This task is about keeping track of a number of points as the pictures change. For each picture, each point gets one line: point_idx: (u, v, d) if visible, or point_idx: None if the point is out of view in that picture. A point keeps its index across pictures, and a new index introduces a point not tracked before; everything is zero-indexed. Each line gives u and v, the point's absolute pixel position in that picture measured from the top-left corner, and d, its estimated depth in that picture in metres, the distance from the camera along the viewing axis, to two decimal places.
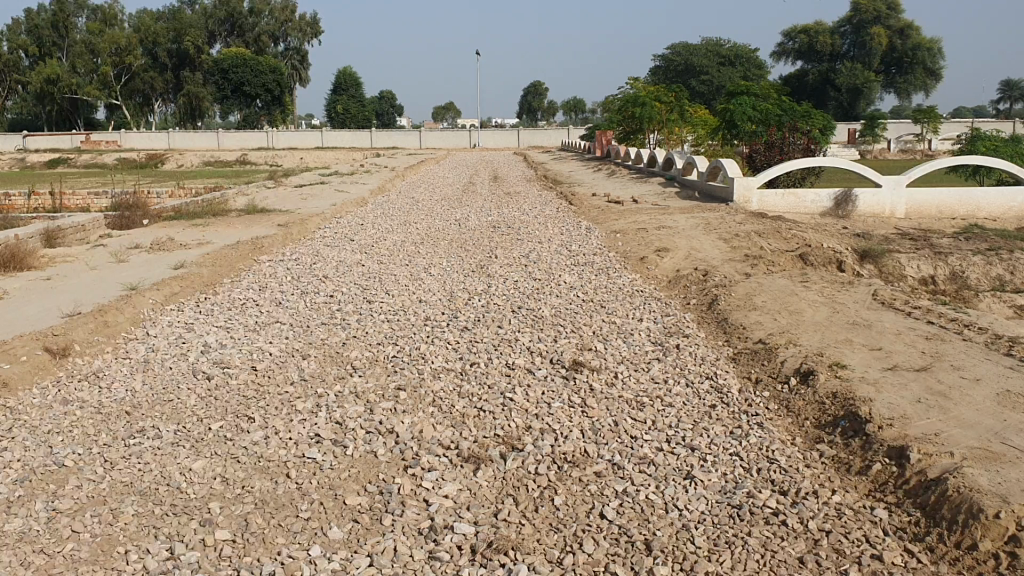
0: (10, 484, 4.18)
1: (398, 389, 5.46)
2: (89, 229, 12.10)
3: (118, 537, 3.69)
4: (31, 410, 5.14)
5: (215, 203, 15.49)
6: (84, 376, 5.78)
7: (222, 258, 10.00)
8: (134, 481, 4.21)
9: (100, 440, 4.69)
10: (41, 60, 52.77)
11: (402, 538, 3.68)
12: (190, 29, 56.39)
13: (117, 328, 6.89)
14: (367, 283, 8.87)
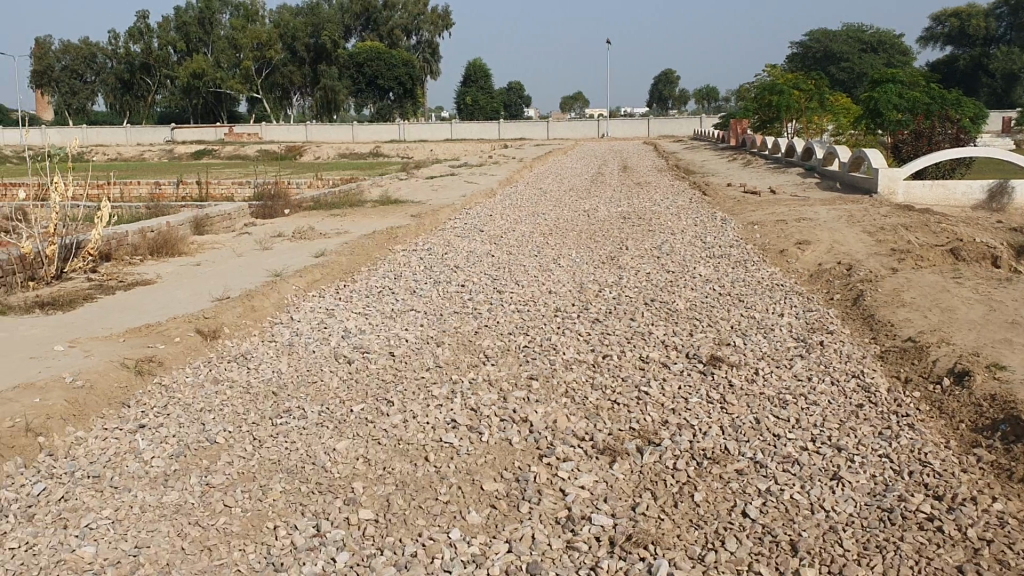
0: (167, 458, 4.38)
1: (531, 378, 5.48)
2: (236, 218, 12.64)
3: (268, 513, 3.81)
4: (184, 388, 5.40)
5: (351, 193, 15.95)
6: (233, 357, 6.03)
7: (360, 247, 10.28)
8: (281, 459, 4.35)
9: (249, 419, 4.88)
10: (188, 56, 55.50)
11: (540, 526, 3.67)
12: (327, 23, 58.15)
13: (264, 311, 7.16)
14: (499, 272, 8.94)
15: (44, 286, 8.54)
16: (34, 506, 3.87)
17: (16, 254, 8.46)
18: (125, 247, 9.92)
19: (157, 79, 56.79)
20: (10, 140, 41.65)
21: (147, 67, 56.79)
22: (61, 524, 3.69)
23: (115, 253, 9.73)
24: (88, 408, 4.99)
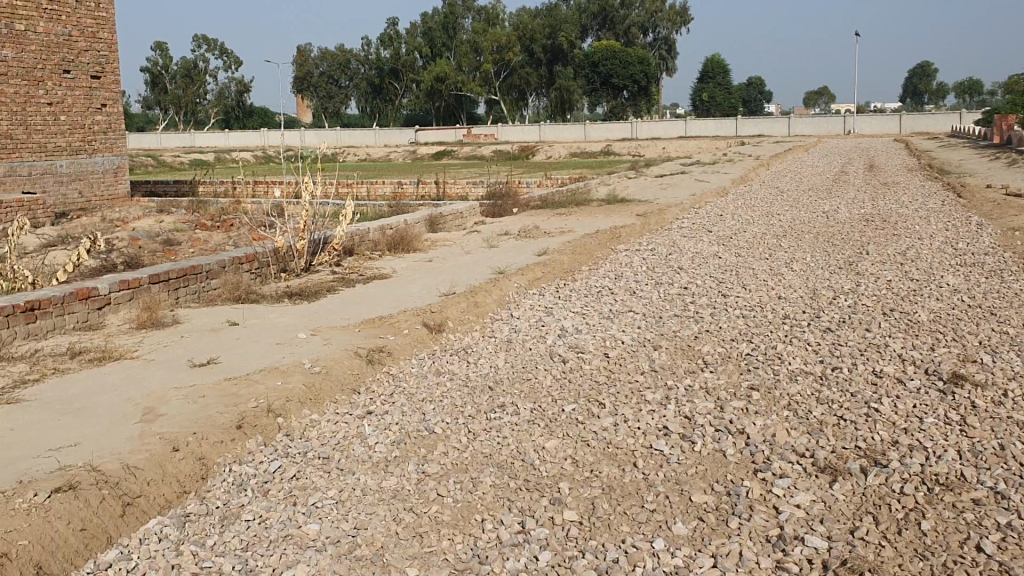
0: (389, 444, 4.61)
1: (750, 389, 5.29)
2: (467, 216, 13.13)
3: (477, 505, 3.93)
4: (409, 378, 5.67)
5: (580, 193, 16.11)
6: (456, 351, 6.26)
7: (584, 246, 10.36)
8: (493, 454, 4.46)
9: (466, 412, 5.05)
10: (433, 59, 58.25)
11: (749, 543, 3.54)
12: (564, 24, 59.01)
13: (487, 308, 7.39)
14: (725, 275, 8.72)
15: (294, 277, 9.27)
16: (270, 482, 4.21)
17: (271, 248, 9.25)
18: (366, 243, 10.60)
19: (404, 83, 60.07)
20: (275, 141, 45.50)
21: (395, 72, 60.16)
22: (291, 501, 3.99)
23: (357, 248, 10.39)
24: (322, 392, 5.35)
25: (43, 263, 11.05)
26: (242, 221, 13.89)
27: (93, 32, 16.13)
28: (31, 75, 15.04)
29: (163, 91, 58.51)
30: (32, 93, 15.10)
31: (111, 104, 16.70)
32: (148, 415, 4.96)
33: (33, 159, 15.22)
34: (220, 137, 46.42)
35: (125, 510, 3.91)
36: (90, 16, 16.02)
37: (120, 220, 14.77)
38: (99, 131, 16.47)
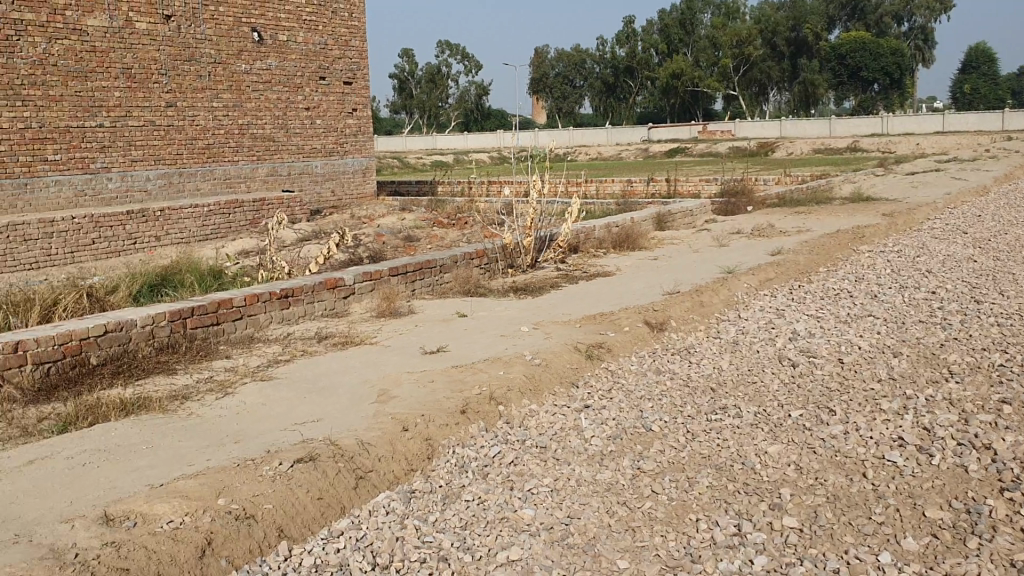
0: (606, 438, 4.64)
1: (1001, 402, 4.84)
2: (697, 215, 12.96)
3: (692, 504, 3.87)
4: (629, 375, 5.67)
5: (820, 192, 15.42)
6: (678, 351, 6.19)
7: (821, 247, 9.91)
8: (711, 455, 4.38)
9: (685, 411, 4.99)
10: (669, 57, 57.83)
11: (988, 565, 3.26)
12: (809, 16, 56.66)
13: (712, 308, 7.25)
14: (980, 280, 8.03)
15: (521, 273, 9.52)
16: (490, 466, 4.36)
17: (500, 245, 9.54)
18: (594, 241, 10.70)
19: (640, 82, 60.03)
20: (511, 141, 46.95)
21: (631, 71, 60.23)
22: (508, 486, 4.11)
23: (584, 245, 10.50)
24: (543, 384, 5.46)
25: (299, 255, 12.03)
26: (477, 219, 14.42)
27: (345, 40, 17.33)
28: (292, 82, 16.38)
29: (409, 96, 61.96)
30: (292, 99, 16.44)
31: (361, 108, 17.86)
32: (381, 397, 5.27)
33: (292, 160, 16.57)
34: (460, 139, 48.48)
35: (357, 483, 4.18)
36: (344, 26, 17.25)
37: (367, 217, 15.80)
38: (349, 134, 17.67)
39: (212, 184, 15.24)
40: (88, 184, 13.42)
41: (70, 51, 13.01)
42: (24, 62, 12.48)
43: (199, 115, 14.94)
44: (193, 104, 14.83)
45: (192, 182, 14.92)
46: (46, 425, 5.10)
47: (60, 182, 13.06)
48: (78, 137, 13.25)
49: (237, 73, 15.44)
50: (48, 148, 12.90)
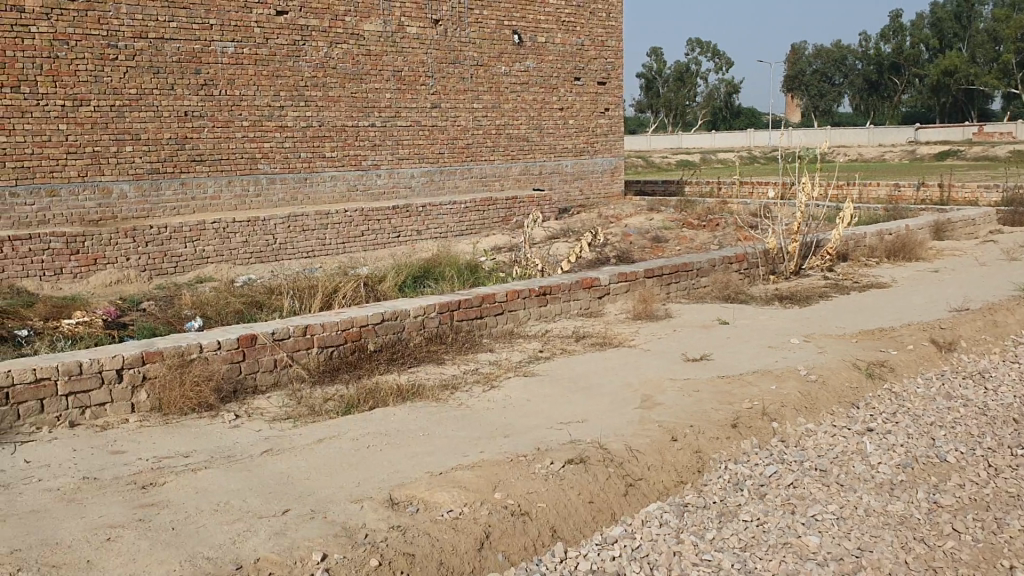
0: (894, 466, 4.30)
1: None
2: (980, 224, 11.90)
3: (1002, 549, 3.48)
4: (914, 399, 5.24)
5: None
6: (970, 375, 5.67)
7: None
8: (1020, 495, 3.94)
9: (985, 444, 4.53)
10: (941, 52, 53.88)
11: None
12: None
13: (1007, 329, 6.59)
14: None
15: (783, 280, 9.12)
16: (766, 486, 4.15)
17: (762, 249, 9.19)
18: (862, 248, 10.08)
19: (905, 79, 56.34)
20: (761, 140, 45.47)
21: (896, 67, 56.68)
22: (789, 509, 3.89)
23: (852, 253, 9.91)
24: (818, 402, 5.15)
25: (551, 253, 12.20)
26: (730, 221, 13.98)
27: (602, 41, 17.41)
28: (548, 83, 16.65)
29: (656, 94, 61.58)
30: (548, 100, 16.71)
31: (614, 107, 17.89)
32: (646, 402, 5.18)
33: (545, 159, 16.87)
34: (707, 138, 47.50)
35: (628, 490, 4.12)
36: (602, 26, 17.34)
37: (616, 216, 15.80)
38: (601, 134, 17.74)
39: (470, 181, 15.83)
40: (358, 180, 14.34)
41: (348, 54, 13.91)
42: (309, 66, 13.48)
43: (460, 116, 15.53)
44: (455, 106, 15.43)
45: (451, 179, 15.55)
46: (331, 406, 5.45)
47: (335, 177, 14.04)
48: (352, 135, 14.17)
49: (496, 75, 15.89)
50: (327, 146, 13.88)
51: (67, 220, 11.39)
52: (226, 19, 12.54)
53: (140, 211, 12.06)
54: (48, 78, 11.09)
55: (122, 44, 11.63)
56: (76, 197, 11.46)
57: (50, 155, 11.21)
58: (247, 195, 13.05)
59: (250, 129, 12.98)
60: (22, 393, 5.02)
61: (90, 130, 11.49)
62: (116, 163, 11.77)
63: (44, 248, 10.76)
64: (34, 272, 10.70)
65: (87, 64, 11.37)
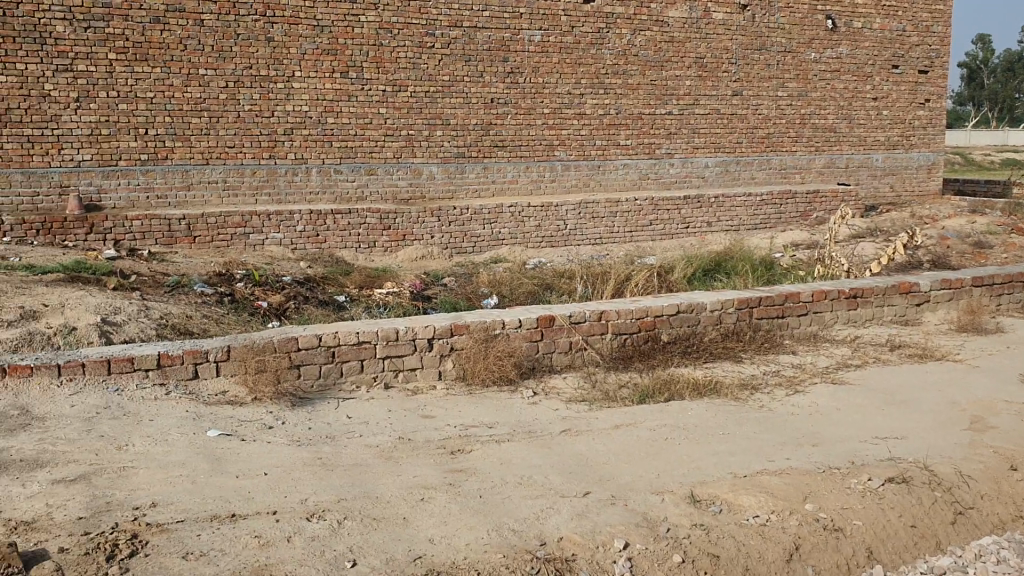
0: None
1: None
2: None
3: None
4: None
5: None
6: None
7: None
8: None
9: None
10: None
11: None
12: None
13: None
14: None
15: None
16: None
17: None
18: None
19: None
20: None
21: None
22: None
23: None
24: None
25: (856, 252, 11.47)
26: None
27: (927, 26, 16.08)
28: (862, 71, 15.63)
29: (979, 85, 56.33)
30: (860, 89, 15.70)
31: (935, 98, 16.49)
32: (976, 424, 4.70)
33: (852, 152, 15.92)
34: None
35: (956, 519, 3.79)
36: (927, 10, 16.01)
37: (930, 217, 14.63)
38: (919, 126, 16.46)
39: (768, 174, 15.25)
40: (653, 168, 14.26)
41: (651, 42, 13.83)
42: (611, 53, 13.56)
43: (763, 105, 14.97)
44: (759, 94, 14.89)
45: (748, 171, 15.07)
46: (627, 393, 5.44)
47: (629, 165, 14.06)
48: (649, 124, 14.10)
49: (806, 62, 15.14)
50: (624, 133, 13.92)
51: (381, 197, 12.29)
52: (535, 7, 12.89)
53: (445, 192, 12.74)
54: (372, 65, 11.97)
55: (439, 32, 12.30)
56: (390, 175, 12.32)
57: (370, 136, 12.14)
58: (544, 180, 13.40)
59: (551, 116, 13.30)
60: (345, 353, 5.42)
61: (406, 114, 12.29)
62: (426, 145, 12.52)
63: (361, 223, 11.70)
64: (351, 243, 11.68)
65: (407, 52, 12.15)
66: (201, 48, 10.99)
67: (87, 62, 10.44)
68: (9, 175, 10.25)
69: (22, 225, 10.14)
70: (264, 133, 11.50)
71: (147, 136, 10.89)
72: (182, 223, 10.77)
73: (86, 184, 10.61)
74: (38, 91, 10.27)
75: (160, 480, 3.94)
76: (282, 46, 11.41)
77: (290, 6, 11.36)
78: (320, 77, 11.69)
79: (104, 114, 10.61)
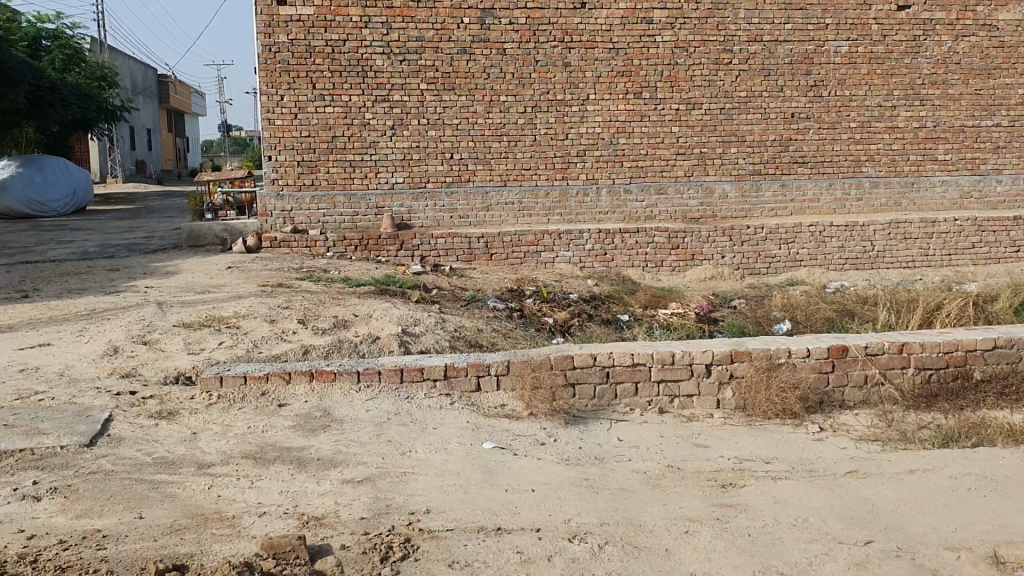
0: None
1: None
2: None
3: None
4: None
5: None
6: None
7: None
8: None
9: None
10: None
11: None
12: None
13: None
14: None
15: None
16: None
17: None
18: None
19: None
20: None
21: None
22: None
23: None
24: None
25: None
26: None
27: None
28: None
29: None
30: None
31: None
32: None
33: None
34: None
35: None
36: None
37: None
38: None
39: None
40: (976, 185, 12.97)
41: (977, 47, 12.61)
42: (929, 62, 12.52)
43: None
44: None
45: None
46: (926, 435, 4.98)
47: (948, 182, 12.89)
48: (972, 136, 12.85)
49: None
50: (941, 148, 12.80)
51: (672, 216, 12.19)
52: (843, 17, 12.22)
53: (739, 211, 12.38)
54: (667, 84, 11.93)
55: (738, 48, 12.02)
56: (682, 195, 12.18)
57: (663, 156, 12.10)
58: (848, 198, 12.62)
59: (857, 131, 12.51)
60: (621, 374, 5.40)
61: (700, 132, 12.12)
62: (720, 164, 12.26)
63: (650, 242, 11.71)
64: (638, 262, 11.74)
65: (703, 70, 11.99)
66: (503, 76, 11.53)
67: (401, 92, 11.32)
68: (332, 196, 11.34)
69: (343, 242, 11.15)
70: (558, 154, 11.83)
71: (451, 160, 11.59)
72: (480, 241, 11.36)
73: (397, 205, 11.50)
74: (360, 121, 11.29)
75: (436, 487, 4.13)
76: (579, 70, 11.69)
77: (588, 30, 11.63)
78: (615, 99, 11.84)
79: (415, 140, 11.45)
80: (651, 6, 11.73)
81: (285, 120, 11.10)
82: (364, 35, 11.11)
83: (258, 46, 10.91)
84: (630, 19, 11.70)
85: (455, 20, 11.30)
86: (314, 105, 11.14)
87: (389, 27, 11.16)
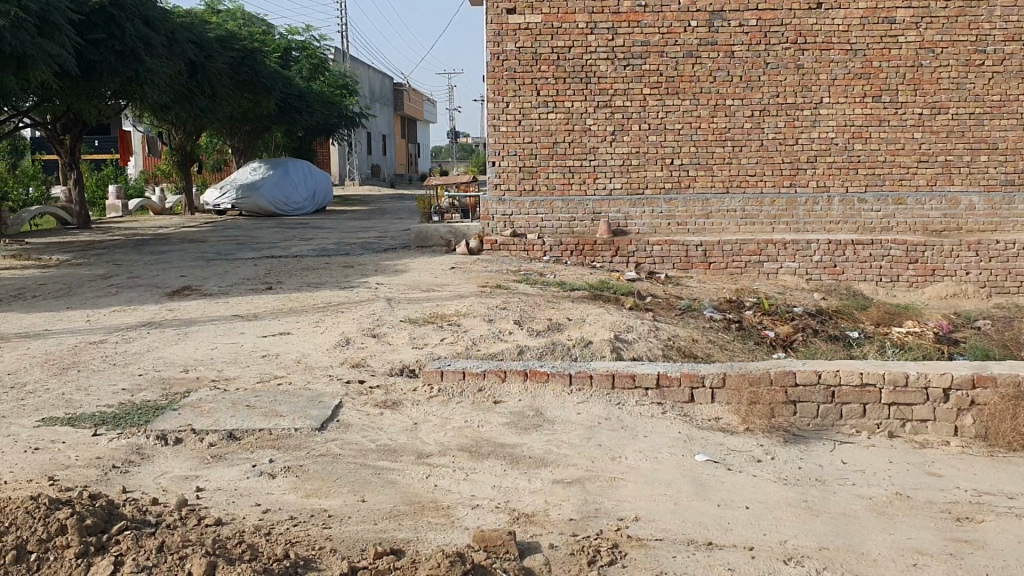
0: None
1: None
2: None
3: None
4: None
5: None
6: None
7: None
8: None
9: None
10: None
11: None
12: None
13: None
14: None
15: None
16: None
17: None
18: None
19: None
20: None
21: None
22: None
23: None
24: None
25: None
26: None
27: None
28: None
29: None
30: None
31: None
32: None
33: None
34: None
35: None
36: None
37: None
38: None
39: None
40: None
41: None
42: None
43: None
44: None
45: None
46: None
47: None
48: None
49: None
50: None
51: (910, 228, 11.43)
52: None
53: (988, 224, 11.43)
54: (910, 87, 11.20)
55: (993, 49, 11.11)
56: (922, 205, 11.39)
57: (902, 163, 11.34)
58: None
59: None
60: (848, 394, 5.12)
61: (945, 138, 11.28)
62: (968, 173, 11.35)
63: (885, 255, 11.06)
64: (871, 276, 11.11)
65: (952, 71, 11.15)
66: (730, 79, 11.25)
67: (624, 97, 11.32)
68: (552, 202, 11.51)
69: (559, 246, 11.39)
70: (787, 161, 11.39)
71: (672, 166, 11.44)
72: (698, 249, 11.17)
73: (615, 211, 11.50)
74: (582, 126, 11.38)
75: (646, 496, 4.08)
76: (812, 73, 11.23)
77: (824, 32, 11.15)
78: (850, 103, 11.25)
79: (636, 145, 11.40)
80: (894, 5, 11.08)
81: (510, 127, 11.39)
82: (589, 41, 11.21)
83: (487, 55, 11.27)
84: (870, 19, 11.10)
85: (683, 23, 11.17)
86: (538, 112, 11.36)
87: (615, 32, 11.19)
